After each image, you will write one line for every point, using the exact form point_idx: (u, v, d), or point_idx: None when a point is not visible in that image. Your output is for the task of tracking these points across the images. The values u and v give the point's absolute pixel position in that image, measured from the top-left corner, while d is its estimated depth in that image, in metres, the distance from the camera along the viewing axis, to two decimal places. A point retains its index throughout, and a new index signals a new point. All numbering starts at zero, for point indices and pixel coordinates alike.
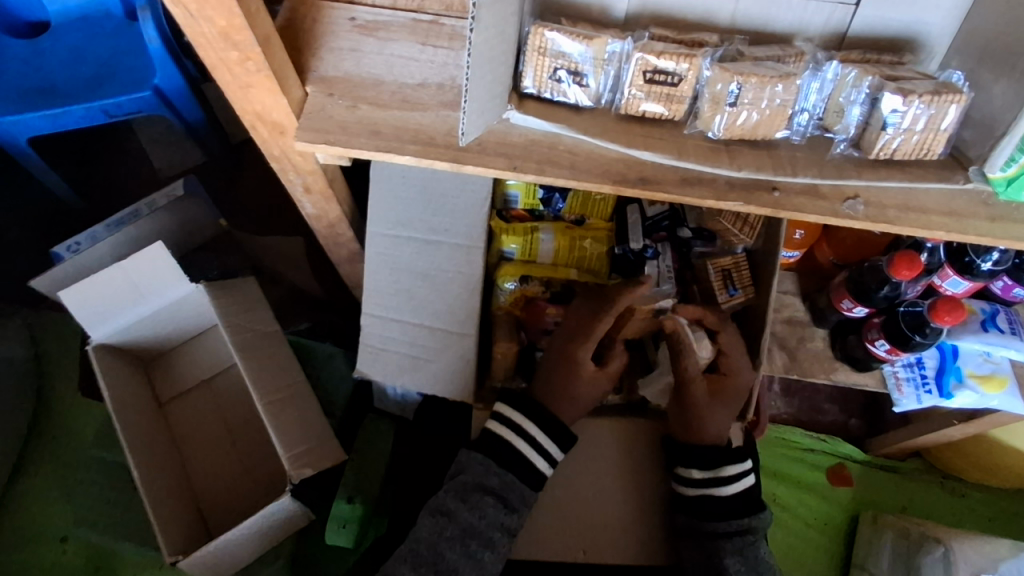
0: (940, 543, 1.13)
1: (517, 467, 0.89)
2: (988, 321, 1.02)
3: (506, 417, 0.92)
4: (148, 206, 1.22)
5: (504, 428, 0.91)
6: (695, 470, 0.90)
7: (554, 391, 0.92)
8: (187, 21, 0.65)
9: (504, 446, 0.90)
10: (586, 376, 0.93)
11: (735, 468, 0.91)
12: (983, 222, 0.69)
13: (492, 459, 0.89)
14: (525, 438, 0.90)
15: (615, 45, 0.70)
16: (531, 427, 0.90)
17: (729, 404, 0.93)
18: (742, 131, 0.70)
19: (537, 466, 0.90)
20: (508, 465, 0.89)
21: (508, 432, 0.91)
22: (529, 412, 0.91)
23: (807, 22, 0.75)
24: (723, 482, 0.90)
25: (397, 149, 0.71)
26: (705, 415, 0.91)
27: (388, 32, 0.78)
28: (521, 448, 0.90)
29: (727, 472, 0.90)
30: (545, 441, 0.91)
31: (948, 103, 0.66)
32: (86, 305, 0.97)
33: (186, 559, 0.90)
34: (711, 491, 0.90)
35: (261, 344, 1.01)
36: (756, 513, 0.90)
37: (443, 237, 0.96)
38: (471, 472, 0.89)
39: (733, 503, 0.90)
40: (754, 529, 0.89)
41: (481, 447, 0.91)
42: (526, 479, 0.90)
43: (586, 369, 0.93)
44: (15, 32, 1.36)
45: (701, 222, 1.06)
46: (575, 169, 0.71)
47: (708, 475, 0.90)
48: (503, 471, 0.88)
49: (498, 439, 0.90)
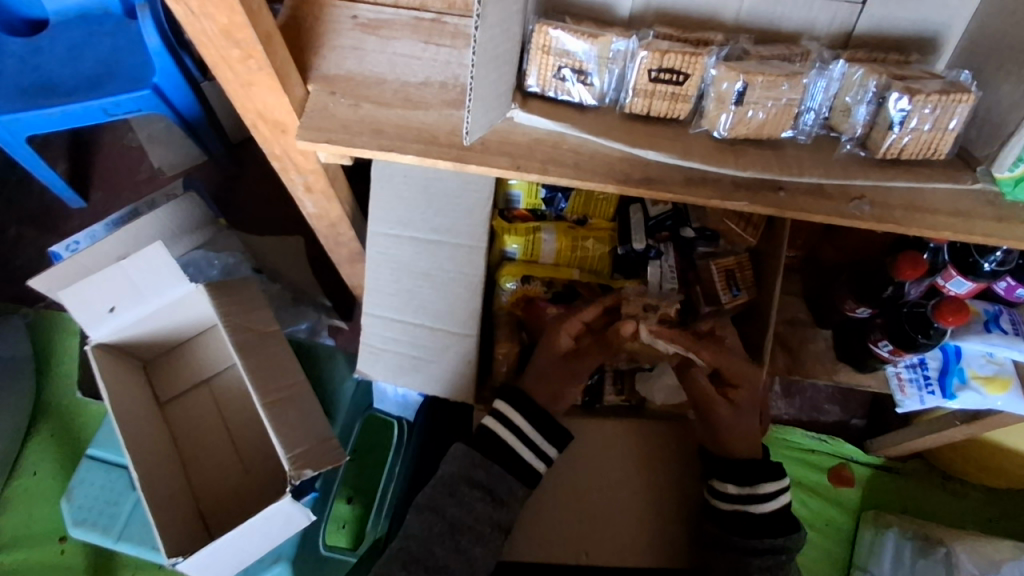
0: (942, 545, 1.15)
1: (503, 458, 0.89)
2: (991, 322, 0.99)
3: (500, 413, 0.90)
4: (147, 205, 1.31)
5: (493, 423, 0.90)
6: (731, 485, 0.88)
7: (547, 387, 0.93)
8: (188, 19, 0.64)
9: (494, 439, 0.89)
10: (561, 359, 0.94)
11: (772, 485, 0.88)
12: (990, 222, 0.68)
13: (478, 451, 0.89)
14: (512, 429, 0.90)
15: (620, 44, 0.70)
16: (518, 419, 0.90)
17: (748, 411, 0.94)
18: (749, 130, 0.70)
19: (524, 458, 0.89)
20: (496, 459, 0.88)
21: (495, 424, 0.90)
22: (519, 404, 0.91)
23: (814, 21, 0.75)
24: (759, 499, 0.88)
25: (399, 148, 0.71)
26: (730, 426, 0.92)
27: (390, 30, 0.78)
28: (510, 441, 0.89)
29: (764, 490, 0.88)
30: (531, 432, 0.90)
31: (956, 102, 0.65)
32: (86, 305, 0.96)
33: (186, 560, 0.88)
34: (746, 508, 0.87)
35: (262, 343, 1.00)
36: (792, 532, 0.87)
37: (445, 237, 0.94)
38: (456, 464, 0.88)
39: (770, 521, 0.87)
40: (788, 549, 0.86)
41: (468, 439, 0.90)
42: (514, 471, 0.89)
43: (560, 349, 0.95)
44: (13, 31, 1.36)
45: (704, 222, 1.04)
46: (579, 168, 0.70)
47: (744, 491, 0.88)
48: (491, 463, 0.88)
49: (486, 432, 0.90)
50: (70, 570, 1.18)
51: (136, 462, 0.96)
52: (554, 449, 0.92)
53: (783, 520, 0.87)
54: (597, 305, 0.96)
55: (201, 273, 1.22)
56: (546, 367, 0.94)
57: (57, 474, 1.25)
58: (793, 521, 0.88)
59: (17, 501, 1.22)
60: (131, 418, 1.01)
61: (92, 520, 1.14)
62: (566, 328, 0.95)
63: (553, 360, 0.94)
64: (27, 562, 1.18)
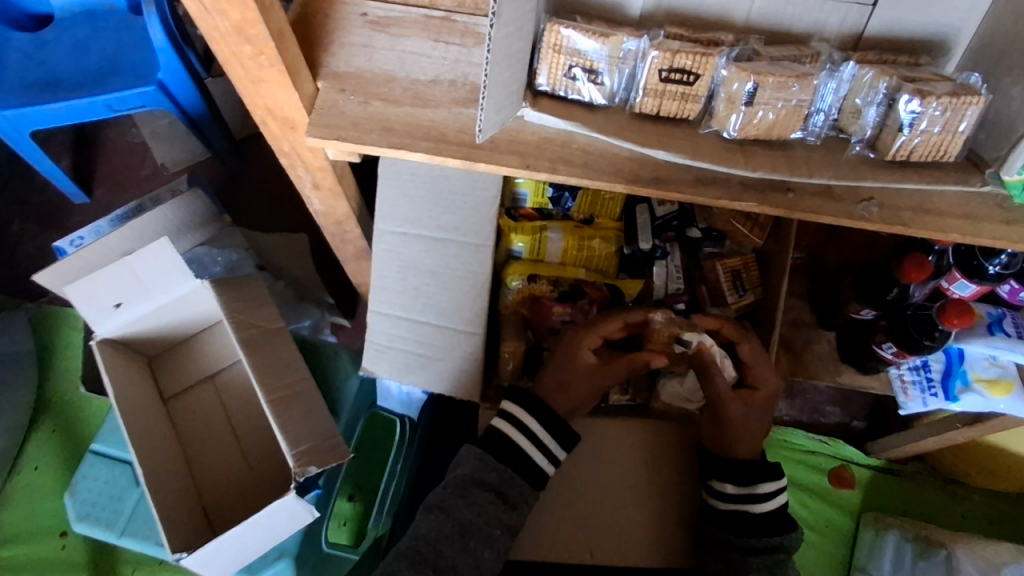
0: (943, 548, 1.17)
1: (515, 461, 0.89)
2: (994, 325, 0.99)
3: (512, 415, 0.90)
4: (152, 201, 1.31)
5: (506, 425, 0.90)
6: (730, 485, 0.88)
7: (570, 399, 0.93)
8: (200, 14, 0.64)
9: (506, 441, 0.89)
10: (587, 371, 0.94)
11: (770, 485, 0.89)
12: (999, 225, 0.69)
13: (490, 455, 0.88)
14: (526, 433, 0.90)
15: (630, 44, 0.69)
16: (531, 422, 0.90)
17: (763, 414, 0.94)
18: (758, 131, 0.70)
19: (536, 461, 0.90)
20: (508, 462, 0.88)
21: (508, 426, 0.90)
22: (530, 407, 0.91)
23: (823, 23, 0.75)
24: (758, 498, 0.88)
25: (409, 145, 0.71)
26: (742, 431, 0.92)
27: (400, 28, 0.78)
28: (521, 443, 0.89)
29: (762, 489, 0.88)
30: (545, 437, 0.90)
31: (966, 105, 0.66)
32: (91, 300, 0.95)
33: (190, 555, 0.88)
34: (744, 507, 0.88)
35: (267, 340, 1.00)
36: (788, 532, 0.88)
37: (452, 235, 0.94)
38: (469, 467, 0.88)
39: (768, 520, 0.88)
40: (784, 547, 0.87)
41: (482, 442, 0.90)
42: (524, 474, 0.89)
43: (586, 364, 0.94)
44: (18, 25, 1.36)
45: (711, 223, 1.05)
46: (588, 167, 0.71)
47: (742, 490, 0.88)
48: (503, 466, 0.88)
49: (499, 434, 0.90)
50: (71, 565, 1.18)
51: (141, 457, 0.96)
52: (563, 452, 0.92)
53: (780, 520, 0.88)
54: (619, 320, 0.96)
55: (204, 270, 1.22)
56: (561, 372, 0.94)
57: (59, 468, 1.25)
58: (789, 521, 0.89)
59: (18, 495, 1.22)
60: (135, 413, 1.01)
61: (96, 515, 1.14)
62: (587, 341, 0.95)
63: (568, 366, 0.94)
64: (28, 556, 1.18)
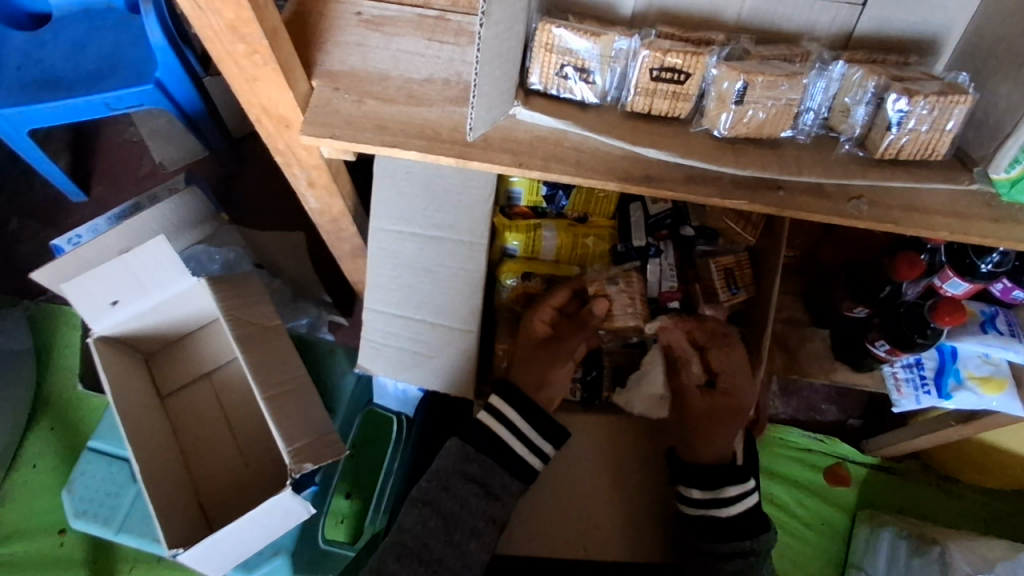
0: (937, 543, 1.15)
1: (495, 452, 0.90)
2: (987, 323, 0.99)
3: (493, 408, 0.92)
4: (149, 199, 1.32)
5: (487, 418, 0.91)
6: (695, 490, 0.89)
7: (533, 372, 0.94)
8: (195, 14, 0.65)
9: (486, 434, 0.90)
10: (538, 344, 0.97)
11: (735, 488, 0.89)
12: (988, 223, 0.69)
13: (471, 446, 0.90)
14: (505, 424, 0.91)
15: (622, 43, 0.70)
16: (512, 414, 0.91)
17: (727, 422, 0.93)
18: (749, 129, 0.70)
19: (516, 452, 0.90)
20: (490, 452, 0.90)
21: (486, 419, 0.91)
22: (511, 398, 0.92)
23: (813, 22, 0.75)
24: (723, 503, 0.89)
25: (403, 144, 0.71)
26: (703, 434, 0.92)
27: (394, 27, 0.78)
28: (502, 435, 0.90)
29: (727, 493, 0.89)
30: (523, 426, 0.91)
31: (953, 104, 0.66)
32: (87, 298, 0.96)
33: (187, 552, 0.88)
34: (711, 512, 0.88)
35: (263, 337, 1.01)
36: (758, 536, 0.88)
37: (447, 233, 0.95)
38: (451, 459, 0.89)
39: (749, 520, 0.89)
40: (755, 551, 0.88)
41: (462, 433, 0.91)
42: (506, 465, 0.89)
43: (535, 334, 0.98)
44: (15, 24, 1.36)
45: (704, 221, 1.05)
46: (580, 165, 0.71)
47: (708, 495, 0.89)
48: (484, 457, 0.89)
49: (481, 427, 0.91)
50: (69, 562, 1.18)
51: (138, 453, 0.96)
52: (548, 445, 0.92)
53: (745, 522, 0.89)
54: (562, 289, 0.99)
55: (202, 267, 1.23)
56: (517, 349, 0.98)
57: (57, 465, 1.25)
58: (756, 523, 0.89)
59: (17, 492, 1.23)
60: (132, 409, 1.02)
61: (94, 512, 1.14)
62: (539, 313, 0.98)
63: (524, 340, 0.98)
64: (27, 554, 1.19)
